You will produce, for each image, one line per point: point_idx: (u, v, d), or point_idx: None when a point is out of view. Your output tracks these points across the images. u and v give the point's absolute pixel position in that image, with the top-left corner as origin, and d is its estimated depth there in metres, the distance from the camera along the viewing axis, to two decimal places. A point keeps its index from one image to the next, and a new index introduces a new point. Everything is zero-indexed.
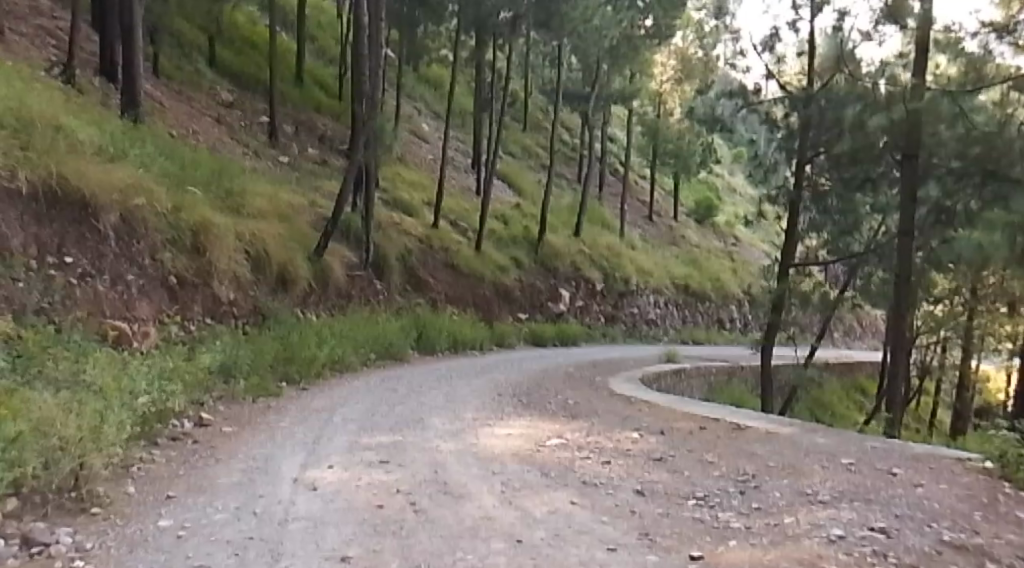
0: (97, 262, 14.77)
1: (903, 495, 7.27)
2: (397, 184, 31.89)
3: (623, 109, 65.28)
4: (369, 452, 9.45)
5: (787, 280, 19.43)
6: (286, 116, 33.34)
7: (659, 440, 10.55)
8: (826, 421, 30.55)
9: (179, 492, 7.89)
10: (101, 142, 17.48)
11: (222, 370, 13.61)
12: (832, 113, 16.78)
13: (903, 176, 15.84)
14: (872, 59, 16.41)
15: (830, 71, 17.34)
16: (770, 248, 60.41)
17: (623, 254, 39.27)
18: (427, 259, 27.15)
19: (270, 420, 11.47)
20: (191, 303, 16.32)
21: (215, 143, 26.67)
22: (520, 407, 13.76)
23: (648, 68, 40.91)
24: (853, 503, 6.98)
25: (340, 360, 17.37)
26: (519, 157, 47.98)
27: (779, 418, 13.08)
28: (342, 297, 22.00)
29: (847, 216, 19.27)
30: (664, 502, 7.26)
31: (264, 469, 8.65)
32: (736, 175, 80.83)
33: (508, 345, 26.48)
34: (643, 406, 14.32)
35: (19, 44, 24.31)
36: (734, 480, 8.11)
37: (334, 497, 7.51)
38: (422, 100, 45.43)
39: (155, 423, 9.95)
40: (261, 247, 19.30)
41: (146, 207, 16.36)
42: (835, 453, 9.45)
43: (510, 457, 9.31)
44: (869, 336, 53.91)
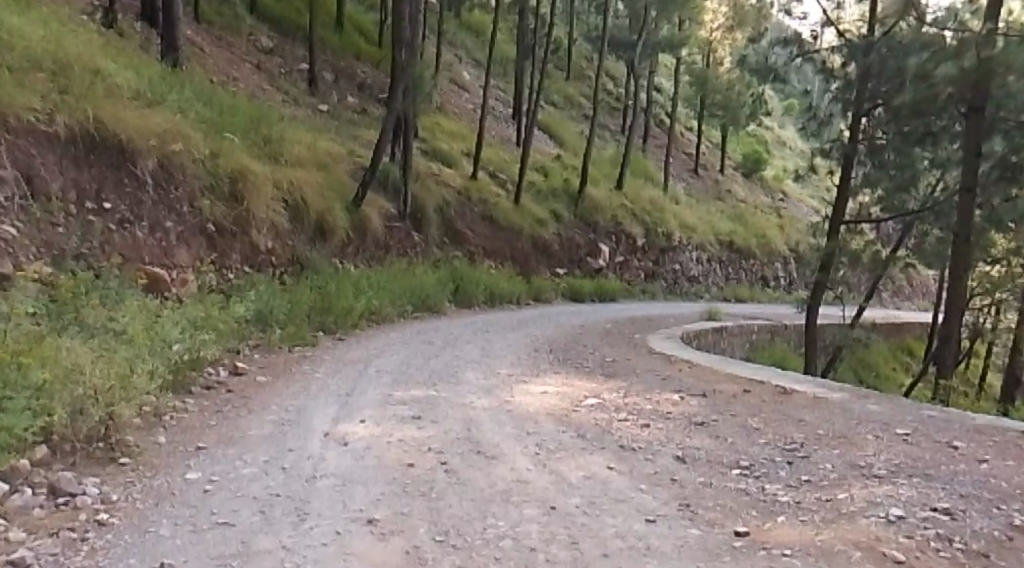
0: (135, 208, 14.64)
1: (965, 472, 6.88)
2: (436, 134, 31.53)
3: (670, 59, 64.12)
4: (402, 407, 9.22)
5: (835, 238, 18.94)
6: (327, 64, 32.98)
7: (701, 404, 10.21)
8: (870, 383, 30.02)
9: (209, 443, 7.68)
10: (140, 86, 17.30)
11: (259, 319, 13.47)
12: (895, 63, 16.34)
13: (968, 130, 15.53)
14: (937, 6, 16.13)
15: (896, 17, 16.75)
16: (818, 204, 59.28)
17: (666, 208, 38.62)
18: (465, 211, 26.84)
19: (303, 370, 11.33)
20: (229, 252, 16.19)
21: (255, 90, 26.42)
22: (556, 363, 13.47)
23: (697, 15, 40.13)
24: (912, 479, 6.61)
25: (377, 311, 17.20)
26: (561, 107, 47.32)
27: (826, 382, 12.70)
28: (380, 248, 21.79)
29: (905, 171, 18.19)
30: (706, 470, 6.95)
31: (296, 422, 8.44)
32: (787, 127, 79.25)
33: (545, 300, 26.20)
34: (685, 366, 13.99)
35: None
36: (782, 449, 7.76)
37: (364, 454, 7.27)
38: (463, 48, 44.79)
39: (188, 370, 9.77)
40: (299, 196, 19.11)
41: (184, 154, 16.17)
42: (889, 422, 9.05)
43: (545, 417, 9.02)
44: (918, 296, 52.81)
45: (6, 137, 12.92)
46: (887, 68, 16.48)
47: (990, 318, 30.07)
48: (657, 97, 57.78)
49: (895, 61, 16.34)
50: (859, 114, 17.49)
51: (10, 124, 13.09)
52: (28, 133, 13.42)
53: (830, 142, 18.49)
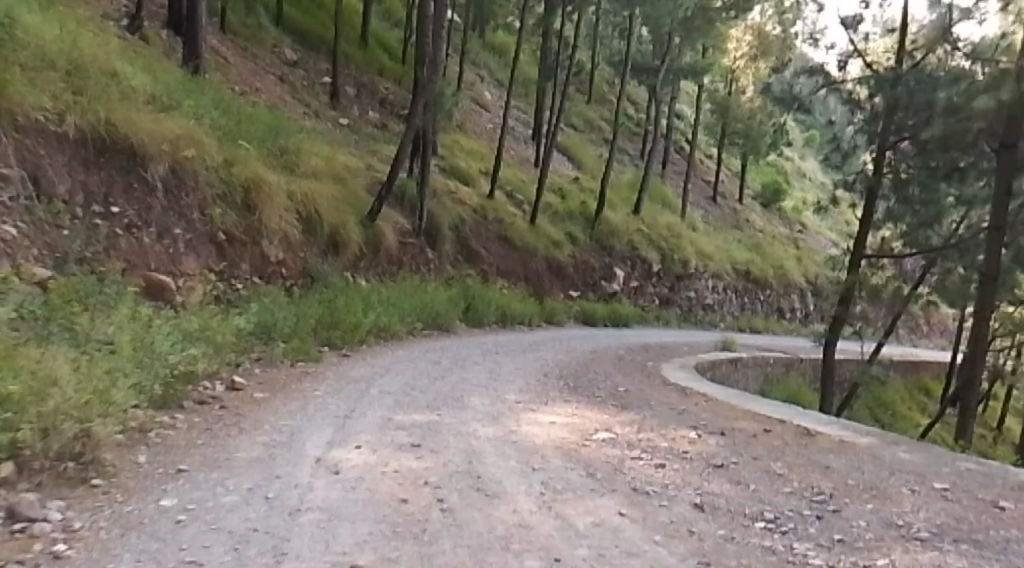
0: (144, 213, 14.13)
1: (1018, 539, 6.32)
2: (455, 151, 31.10)
3: (692, 86, 63.81)
4: (401, 434, 8.61)
5: (857, 273, 18.29)
6: (349, 78, 32.61)
7: (719, 443, 9.60)
8: (886, 423, 29.29)
9: (191, 465, 7.00)
10: (155, 90, 16.87)
11: (263, 332, 12.95)
12: (921, 98, 16.00)
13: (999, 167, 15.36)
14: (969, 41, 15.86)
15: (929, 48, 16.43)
16: (836, 238, 58.58)
17: (683, 235, 38.06)
18: (481, 230, 26.35)
19: (305, 388, 10.78)
20: (238, 261, 15.68)
21: (275, 101, 26.06)
22: (567, 391, 12.87)
23: (720, 43, 39.95)
24: (961, 546, 6.06)
25: (385, 328, 16.68)
26: (582, 130, 46.87)
27: (849, 423, 12.11)
28: (393, 263, 21.26)
29: (929, 208, 17.94)
30: (727, 521, 6.37)
31: (288, 445, 7.82)
32: (807, 158, 78.56)
33: (558, 323, 25.60)
34: (700, 400, 13.41)
35: None
36: (809, 500, 7.17)
37: (355, 485, 6.63)
38: (486, 68, 44.48)
39: (182, 384, 9.22)
40: (312, 208, 18.61)
41: (197, 160, 15.67)
42: (925, 475, 8.48)
43: (553, 451, 8.43)
44: (936, 334, 51.98)
45: (13, 135, 12.48)
46: (916, 101, 16.09)
47: (1011, 360, 29.36)
48: (678, 123, 57.37)
49: (924, 95, 15.98)
50: (885, 147, 16.87)
51: (18, 122, 12.64)
52: (37, 132, 12.97)
53: (853, 175, 17.86)
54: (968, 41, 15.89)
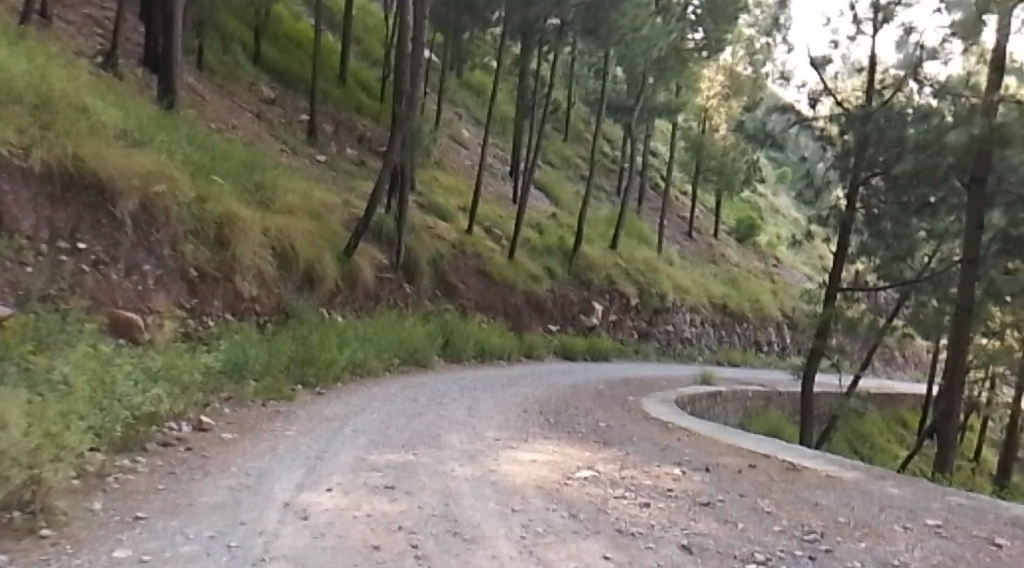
0: (111, 250, 13.74)
1: None
2: (432, 187, 30.90)
3: (666, 124, 64.24)
4: (374, 475, 8.27)
5: (834, 305, 18.15)
6: (327, 115, 32.42)
7: (705, 480, 9.32)
8: (865, 456, 29.08)
9: (150, 512, 6.63)
10: (126, 125, 16.59)
11: (234, 370, 12.57)
12: (892, 136, 16.21)
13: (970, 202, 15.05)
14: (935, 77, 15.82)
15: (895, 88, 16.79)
16: (811, 273, 58.79)
17: (660, 270, 37.99)
18: (459, 264, 26.10)
19: (276, 428, 10.40)
20: (210, 297, 15.30)
21: (252, 138, 25.80)
22: (547, 427, 12.54)
23: (694, 82, 40.18)
24: None
25: (361, 364, 16.30)
26: (558, 167, 46.90)
27: (835, 458, 11.85)
28: (369, 299, 20.91)
29: (903, 241, 18.16)
30: (716, 564, 6.07)
31: (255, 489, 7.46)
32: (781, 195, 79.15)
33: (537, 357, 25.30)
34: (683, 435, 13.13)
35: (67, 30, 23.35)
36: (800, 539, 6.89)
37: (324, 532, 6.29)
38: (463, 106, 44.52)
39: (144, 425, 8.86)
40: (288, 243, 18.28)
41: (168, 195, 15.33)
42: (916, 511, 8.23)
43: (532, 491, 8.12)
44: (910, 366, 52.09)
45: None
46: (887, 138, 16.27)
47: (986, 391, 29.35)
48: (653, 161, 57.63)
49: (895, 132, 16.18)
50: (856, 183, 16.87)
51: None
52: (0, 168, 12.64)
53: (826, 210, 17.83)
54: (933, 79, 15.90)
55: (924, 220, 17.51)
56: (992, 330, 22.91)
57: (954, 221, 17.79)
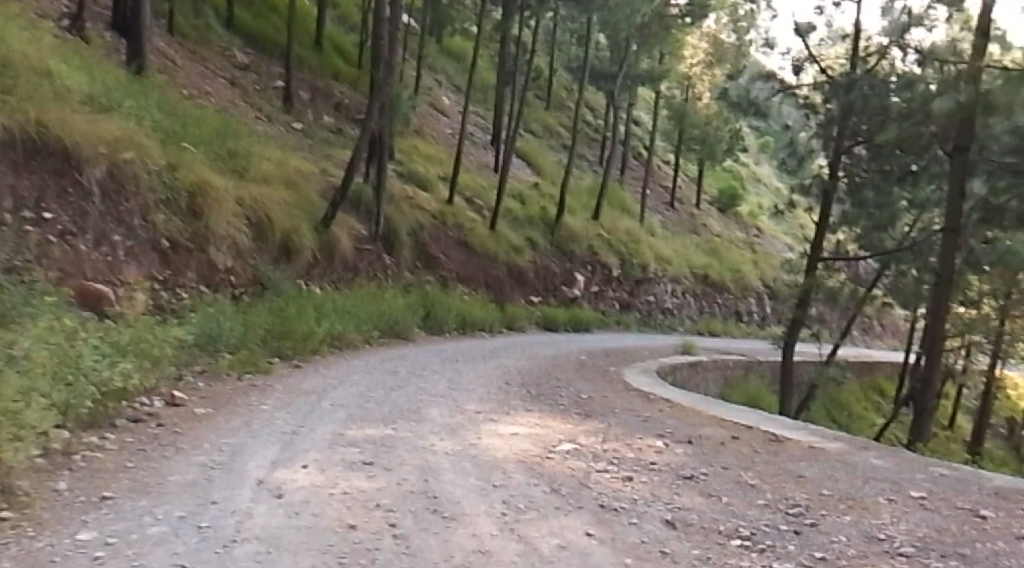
0: (79, 219, 13.40)
1: (1007, 553, 5.97)
2: (412, 156, 30.56)
3: (648, 92, 63.92)
4: (352, 451, 8.11)
5: (815, 275, 18.07)
6: (303, 82, 31.91)
7: (688, 453, 9.20)
8: (844, 424, 29.25)
9: (117, 492, 6.45)
10: (93, 91, 16.19)
11: (207, 343, 12.35)
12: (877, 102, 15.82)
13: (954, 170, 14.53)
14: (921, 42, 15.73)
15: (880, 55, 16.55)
16: (792, 242, 58.88)
17: (642, 240, 37.86)
18: (440, 235, 25.86)
19: (250, 403, 10.21)
20: (184, 269, 15.03)
21: (225, 104, 25.34)
22: (528, 400, 12.41)
23: (676, 49, 39.81)
24: (949, 562, 5.69)
25: (339, 337, 16.11)
26: (540, 135, 46.56)
27: (816, 428, 11.78)
28: (348, 270, 20.67)
29: (884, 210, 18.15)
30: (700, 540, 5.96)
31: (228, 466, 7.29)
32: (762, 164, 79.11)
33: (519, 329, 25.18)
34: (664, 406, 13.04)
35: None
36: (785, 513, 6.78)
37: (299, 510, 6.14)
38: (443, 73, 43.98)
39: (113, 401, 8.67)
40: (262, 213, 18.03)
41: (137, 162, 15.04)
42: (900, 482, 8.14)
43: (514, 465, 7.98)
44: (888, 335, 52.38)
45: None
46: (871, 105, 15.89)
47: (962, 359, 29.54)
48: (636, 129, 57.29)
49: (878, 99, 15.84)
50: (840, 152, 16.84)
51: None
52: None
53: (808, 179, 17.77)
54: (919, 45, 15.78)
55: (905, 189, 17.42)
56: (970, 299, 22.98)
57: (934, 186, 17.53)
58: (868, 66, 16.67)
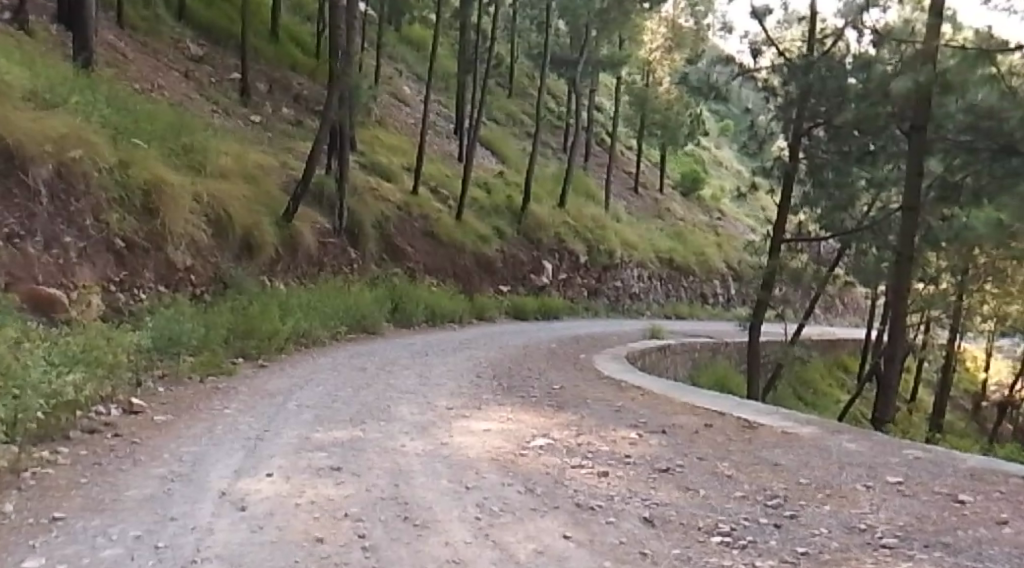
0: (27, 221, 12.95)
1: (991, 540, 5.85)
2: (374, 147, 30.18)
3: (610, 78, 63.85)
4: (319, 456, 7.88)
5: (779, 256, 18.04)
6: (260, 74, 31.36)
7: (662, 443, 9.05)
8: (811, 402, 29.42)
9: (68, 512, 6.27)
10: (36, 87, 15.68)
11: (166, 347, 12.06)
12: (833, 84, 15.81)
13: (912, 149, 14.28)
14: (877, 21, 15.69)
15: (837, 35, 16.55)
16: (755, 224, 59.15)
17: (608, 226, 37.77)
18: (405, 227, 25.55)
19: (213, 407, 9.95)
20: (141, 270, 14.67)
21: (181, 99, 24.81)
22: (499, 392, 12.20)
23: (636, 34, 39.66)
24: (934, 553, 5.55)
25: (306, 334, 15.80)
26: (504, 124, 46.28)
27: (788, 412, 11.68)
28: (313, 265, 20.33)
29: (844, 190, 18.16)
30: (680, 538, 5.80)
31: (187, 478, 7.11)
32: (724, 147, 79.43)
33: (488, 318, 24.97)
34: (636, 394, 12.91)
35: None
36: (764, 505, 6.63)
37: (262, 526, 5.95)
38: (403, 62, 43.51)
39: (67, 412, 8.51)
40: (221, 209, 17.63)
41: (86, 160, 14.57)
42: (877, 467, 8.03)
43: (486, 465, 7.76)
44: (851, 313, 52.88)
45: None
46: (828, 87, 15.92)
47: (922, 334, 29.83)
48: (598, 115, 57.13)
49: (836, 81, 15.85)
50: (800, 134, 16.78)
51: None
52: None
53: (769, 162, 17.74)
54: (874, 26, 15.79)
55: (866, 168, 17.40)
56: (930, 276, 23.15)
57: (894, 169, 17.51)
58: (825, 48, 16.65)
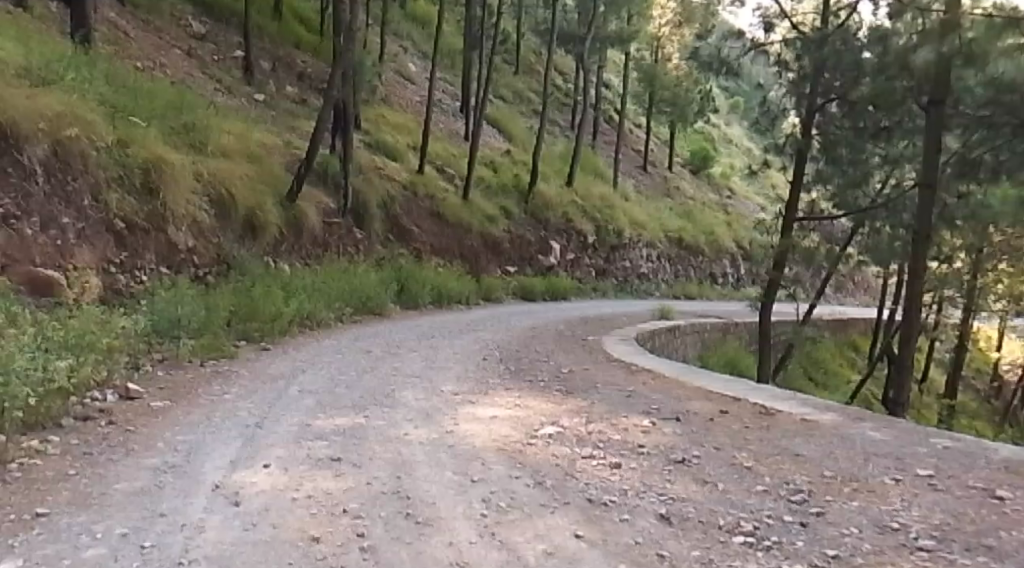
0: (23, 202, 12.57)
1: None
2: (380, 125, 29.75)
3: (617, 55, 63.17)
4: (319, 445, 7.54)
5: (790, 235, 17.59)
6: (264, 52, 30.88)
7: (676, 432, 8.68)
8: (821, 384, 29.00)
9: (52, 508, 5.93)
10: (31, 65, 15.26)
11: (164, 330, 11.73)
12: (848, 58, 15.28)
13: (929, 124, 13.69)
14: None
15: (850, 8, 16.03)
16: (765, 203, 58.54)
17: (616, 205, 37.30)
18: (411, 206, 25.16)
19: (212, 392, 9.61)
20: (142, 251, 14.34)
21: (183, 77, 24.40)
22: (508, 377, 11.83)
23: (644, 10, 38.98)
24: (976, 559, 5.17)
25: (311, 316, 15.46)
26: (510, 102, 45.71)
27: (804, 397, 11.28)
28: (317, 246, 19.97)
29: (857, 167, 17.69)
30: (700, 538, 5.45)
31: (181, 470, 6.78)
32: (733, 125, 78.71)
33: (496, 300, 24.61)
34: (647, 378, 12.52)
35: None
36: (788, 502, 6.24)
37: (256, 523, 5.62)
38: (409, 39, 42.96)
39: (60, 399, 8.21)
40: (223, 189, 17.25)
41: (82, 139, 14.17)
42: (905, 458, 7.64)
43: (494, 455, 7.39)
44: (861, 293, 52.36)
45: None
46: (843, 62, 15.37)
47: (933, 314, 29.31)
48: (605, 92, 56.47)
49: (850, 55, 15.31)
50: (813, 109, 16.48)
51: None
52: None
53: (782, 138, 17.28)
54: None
55: (880, 144, 16.89)
56: (943, 255, 22.65)
57: (909, 146, 17.04)
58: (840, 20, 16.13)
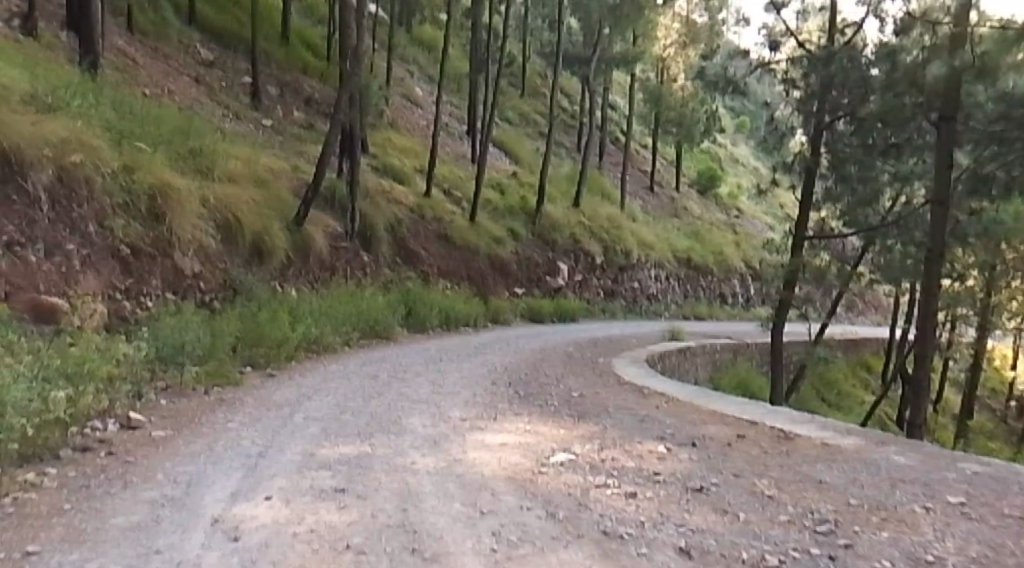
0: (27, 228, 12.38)
1: None
2: (386, 149, 29.65)
3: (623, 76, 63.16)
4: (324, 475, 7.27)
5: (801, 254, 17.30)
6: (271, 78, 30.84)
7: (693, 458, 8.39)
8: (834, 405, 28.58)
9: (44, 545, 5.68)
10: (36, 91, 15.14)
11: (168, 357, 11.48)
12: None
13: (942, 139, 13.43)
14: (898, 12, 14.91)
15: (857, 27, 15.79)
16: (773, 222, 58.23)
17: (624, 226, 37.07)
18: (419, 229, 24.97)
19: (217, 420, 9.36)
20: (148, 276, 14.13)
21: (190, 103, 24.34)
22: (518, 401, 11.56)
23: (650, 31, 38.89)
24: None
25: (317, 341, 15.22)
26: (517, 124, 45.62)
27: (822, 419, 10.95)
28: (325, 269, 19.76)
29: (868, 185, 17.42)
30: None
31: (180, 503, 6.52)
32: (739, 144, 78.48)
33: (504, 322, 24.36)
34: (660, 402, 12.22)
35: None
36: (813, 533, 5.94)
37: (256, 559, 5.35)
38: (415, 63, 42.97)
39: (59, 430, 7.98)
40: (230, 213, 17.06)
41: (87, 165, 14.01)
42: (934, 484, 7.35)
43: (504, 485, 7.11)
44: (873, 312, 51.89)
45: None
46: None
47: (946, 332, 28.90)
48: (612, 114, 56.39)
49: None
50: (820, 127, 16.06)
51: None
52: None
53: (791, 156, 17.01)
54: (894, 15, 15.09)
55: (891, 161, 16.63)
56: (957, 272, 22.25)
57: (921, 162, 16.78)
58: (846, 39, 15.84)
